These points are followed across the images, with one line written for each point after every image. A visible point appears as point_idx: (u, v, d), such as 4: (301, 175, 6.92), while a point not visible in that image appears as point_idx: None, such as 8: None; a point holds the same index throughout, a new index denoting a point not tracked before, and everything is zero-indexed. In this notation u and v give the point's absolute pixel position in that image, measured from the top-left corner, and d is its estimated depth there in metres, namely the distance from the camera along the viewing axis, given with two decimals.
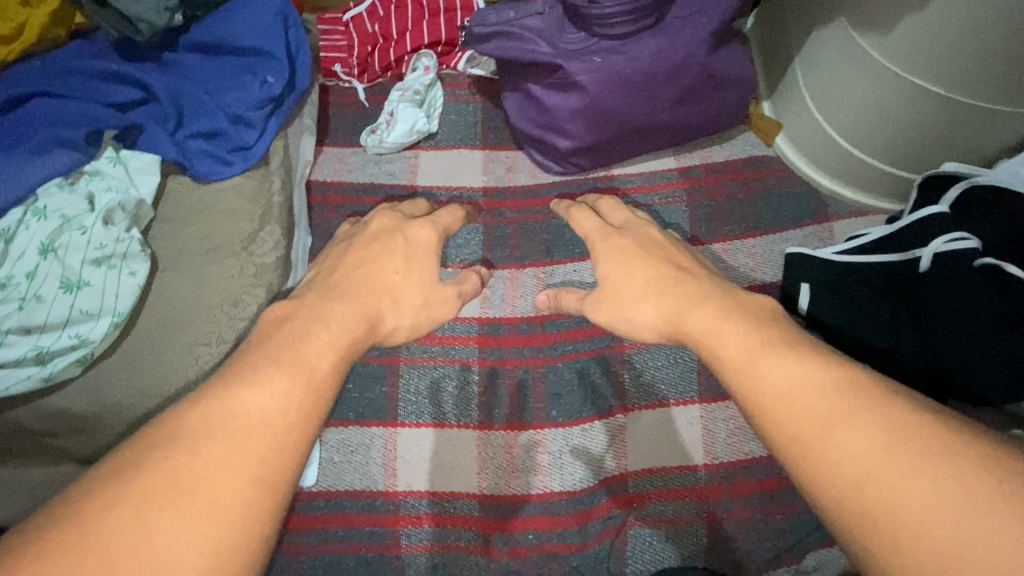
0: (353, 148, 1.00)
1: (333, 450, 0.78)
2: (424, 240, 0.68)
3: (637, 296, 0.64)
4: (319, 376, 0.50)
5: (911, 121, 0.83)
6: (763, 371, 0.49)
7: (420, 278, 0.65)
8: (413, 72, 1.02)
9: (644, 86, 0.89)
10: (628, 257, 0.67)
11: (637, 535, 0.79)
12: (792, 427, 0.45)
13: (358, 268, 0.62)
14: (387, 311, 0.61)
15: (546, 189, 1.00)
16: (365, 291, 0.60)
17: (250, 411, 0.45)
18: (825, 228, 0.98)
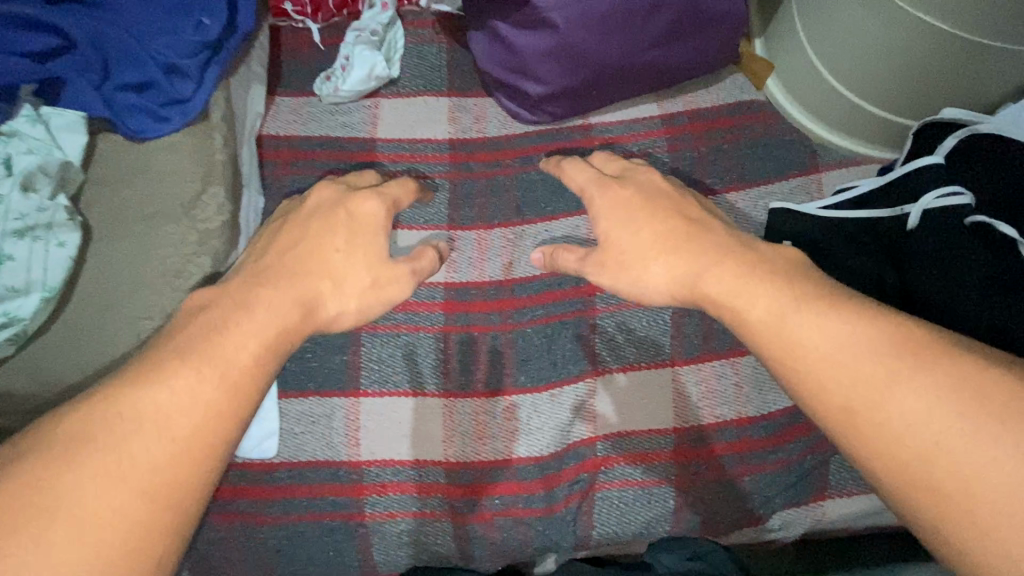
0: (307, 97, 0.92)
1: (293, 421, 0.77)
2: (369, 215, 0.69)
3: (649, 255, 0.66)
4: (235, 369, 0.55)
5: (910, 61, 0.76)
6: (805, 345, 0.54)
7: (365, 257, 0.66)
8: (369, 9, 0.92)
9: (621, 23, 0.81)
10: (645, 210, 0.69)
11: (605, 498, 0.79)
12: (843, 387, 0.51)
13: (297, 247, 0.66)
14: (326, 295, 0.64)
15: (518, 140, 0.93)
16: (304, 274, 0.64)
17: (147, 411, 0.51)
18: (813, 180, 0.91)
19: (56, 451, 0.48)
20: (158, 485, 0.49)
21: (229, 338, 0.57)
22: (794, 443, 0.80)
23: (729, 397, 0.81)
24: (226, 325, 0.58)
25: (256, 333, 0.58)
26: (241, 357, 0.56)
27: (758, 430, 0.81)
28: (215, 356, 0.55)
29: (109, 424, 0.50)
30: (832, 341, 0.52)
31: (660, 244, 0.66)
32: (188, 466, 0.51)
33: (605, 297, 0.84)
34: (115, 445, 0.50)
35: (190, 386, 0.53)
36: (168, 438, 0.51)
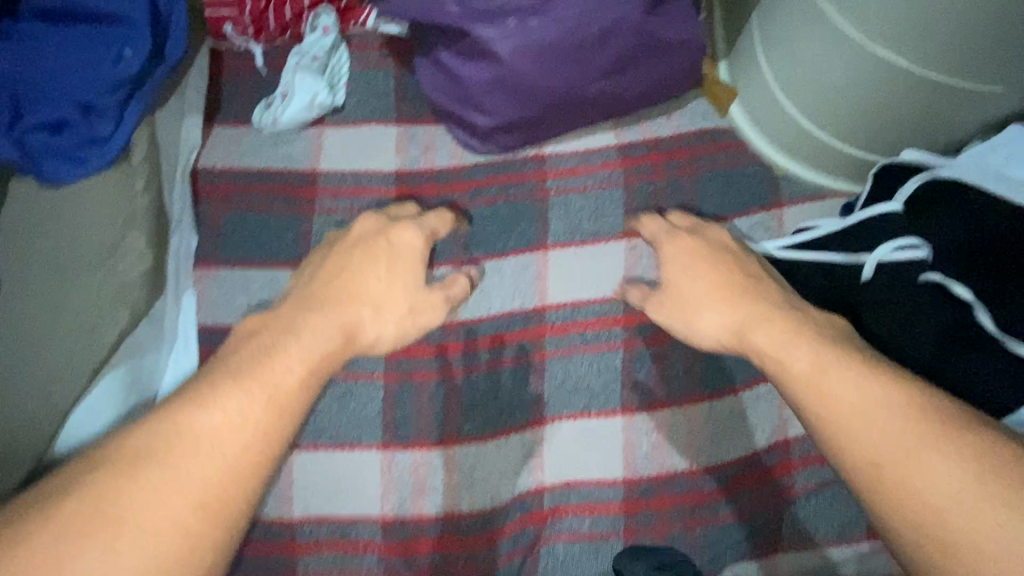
0: (245, 126, 0.87)
1: (301, 475, 0.75)
2: (410, 244, 0.70)
3: (702, 300, 0.67)
4: (282, 392, 0.53)
5: (872, 97, 0.72)
6: (831, 398, 0.53)
7: (406, 284, 0.67)
8: (310, 32, 0.87)
9: (571, 53, 0.76)
10: (698, 263, 0.69)
11: (550, 553, 0.77)
12: (864, 445, 0.49)
13: (338, 278, 0.65)
14: (366, 321, 0.63)
15: (467, 172, 0.89)
16: (343, 303, 0.63)
17: (199, 430, 0.49)
18: (773, 217, 0.87)
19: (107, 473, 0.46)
20: (211, 498, 0.47)
21: (276, 360, 0.55)
22: (746, 495, 0.78)
23: (680, 446, 0.79)
24: (277, 348, 0.56)
25: (302, 356, 0.56)
26: (288, 381, 0.54)
27: (709, 481, 0.78)
28: (264, 379, 0.53)
29: (167, 439, 0.48)
30: (872, 393, 0.51)
31: (710, 291, 0.66)
32: (238, 479, 0.49)
33: (554, 340, 0.82)
34: (173, 463, 0.47)
35: (239, 408, 0.51)
36: (216, 454, 0.49)
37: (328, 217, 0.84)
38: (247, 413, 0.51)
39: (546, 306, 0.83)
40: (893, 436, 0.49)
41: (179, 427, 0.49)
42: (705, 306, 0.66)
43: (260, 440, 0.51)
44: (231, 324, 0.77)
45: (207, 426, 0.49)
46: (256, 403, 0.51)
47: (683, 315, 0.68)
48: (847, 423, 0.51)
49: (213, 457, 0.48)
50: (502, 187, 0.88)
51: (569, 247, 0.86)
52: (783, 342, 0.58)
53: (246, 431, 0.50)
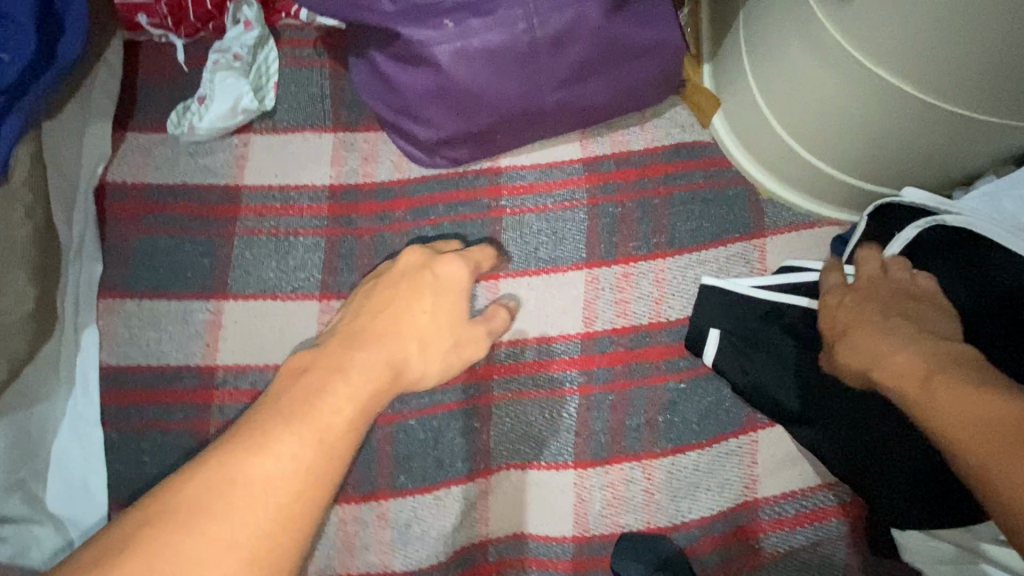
0: (161, 133, 0.78)
1: (347, 526, 0.71)
2: (454, 278, 0.62)
3: (845, 327, 0.59)
4: (333, 434, 0.44)
5: (872, 120, 0.61)
6: (943, 408, 0.46)
7: (448, 318, 0.59)
8: (232, 26, 0.76)
9: (522, 58, 0.66)
10: (850, 300, 0.60)
11: None
12: (981, 448, 0.43)
13: (384, 312, 0.57)
14: (413, 358, 0.55)
15: (412, 187, 0.79)
16: (393, 334, 0.54)
17: (253, 480, 0.39)
18: (755, 247, 0.77)
19: (151, 528, 0.37)
20: (267, 547, 0.38)
21: (326, 400, 0.45)
22: (710, 556, 0.71)
23: (637, 504, 0.72)
24: (323, 395, 0.45)
25: (351, 396, 0.46)
26: (338, 424, 0.44)
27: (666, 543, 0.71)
28: (315, 422, 0.43)
29: (222, 481, 0.39)
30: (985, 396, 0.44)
31: (856, 317, 0.58)
32: (288, 528, 0.39)
33: (503, 382, 0.74)
34: (230, 507, 0.38)
35: (293, 452, 0.41)
36: (271, 499, 0.39)
37: (249, 241, 0.75)
38: (302, 451, 0.41)
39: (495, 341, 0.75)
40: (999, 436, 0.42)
41: (233, 471, 0.39)
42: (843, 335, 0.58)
43: (313, 487, 0.41)
44: (137, 364, 0.69)
45: (261, 474, 0.39)
46: (309, 447, 0.42)
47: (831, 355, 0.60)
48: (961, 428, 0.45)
49: (269, 503, 0.39)
50: (451, 206, 0.79)
51: (523, 276, 0.77)
52: (911, 369, 0.50)
53: (305, 476, 0.41)
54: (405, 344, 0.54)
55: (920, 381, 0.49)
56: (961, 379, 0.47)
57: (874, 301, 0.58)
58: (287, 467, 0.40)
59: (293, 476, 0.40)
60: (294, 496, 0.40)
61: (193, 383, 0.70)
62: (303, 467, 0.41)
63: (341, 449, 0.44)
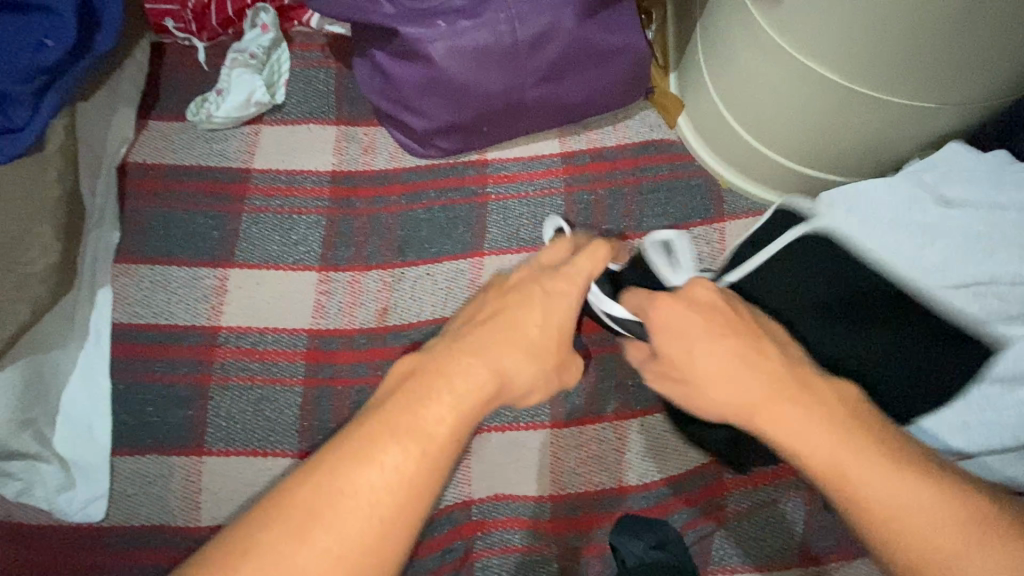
0: (180, 121, 0.86)
1: (479, 456, 0.77)
2: (569, 291, 0.53)
3: (707, 367, 0.48)
4: (436, 446, 0.42)
5: (810, 108, 0.70)
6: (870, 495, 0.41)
7: (556, 341, 0.52)
8: (250, 30, 0.86)
9: (505, 56, 0.75)
10: (689, 329, 0.50)
11: (483, 568, 0.74)
12: (916, 554, 0.39)
13: (490, 317, 0.51)
14: (519, 370, 0.49)
15: (407, 174, 0.87)
16: (498, 334, 0.49)
17: (361, 490, 0.39)
18: (716, 230, 0.86)
19: (264, 528, 0.38)
20: (368, 551, 0.38)
21: (429, 408, 0.43)
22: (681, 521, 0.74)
23: (609, 463, 0.77)
24: (428, 400, 0.44)
25: (453, 404, 0.44)
26: (441, 433, 0.43)
27: (640, 500, 0.75)
28: (416, 432, 0.42)
29: (329, 491, 0.40)
30: (904, 478, 0.41)
31: (720, 352, 0.48)
32: (384, 540, 0.39)
33: None
34: (335, 518, 0.39)
35: (397, 464, 0.40)
36: (375, 512, 0.39)
37: (256, 217, 0.82)
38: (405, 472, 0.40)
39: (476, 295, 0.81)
40: (929, 524, 0.40)
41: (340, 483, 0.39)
42: (710, 378, 0.48)
43: (416, 496, 0.40)
44: (146, 323, 0.75)
45: (368, 484, 0.40)
46: (412, 460, 0.41)
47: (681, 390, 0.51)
48: (887, 516, 0.40)
49: (374, 523, 0.39)
50: (441, 191, 0.86)
51: (505, 254, 0.84)
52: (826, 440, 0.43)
53: (406, 493, 0.40)
54: (513, 352, 0.49)
55: (826, 461, 0.42)
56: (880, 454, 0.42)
57: (727, 330, 0.49)
58: (390, 478, 0.40)
59: (396, 488, 0.40)
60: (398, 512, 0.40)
61: (197, 341, 0.75)
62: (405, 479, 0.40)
63: (445, 460, 0.42)
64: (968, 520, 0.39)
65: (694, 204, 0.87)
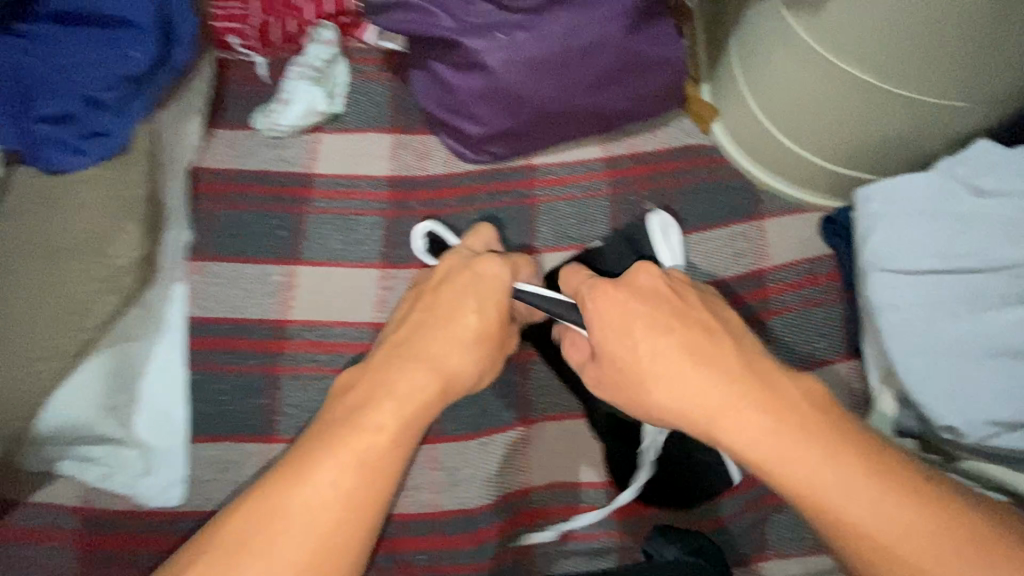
0: (244, 129, 0.90)
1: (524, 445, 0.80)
2: (493, 277, 0.63)
3: (652, 370, 0.52)
4: (373, 457, 0.50)
5: (845, 109, 0.76)
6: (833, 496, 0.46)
7: (481, 332, 0.60)
8: (312, 43, 0.91)
9: (558, 66, 0.81)
10: (628, 327, 0.54)
11: (544, 554, 0.77)
12: (873, 550, 0.44)
13: (429, 317, 0.60)
14: (457, 365, 0.58)
15: (458, 179, 0.92)
16: (434, 325, 0.59)
17: (299, 503, 0.48)
18: (755, 227, 0.90)
19: (229, 533, 0.47)
20: (315, 559, 0.47)
21: (370, 415, 0.52)
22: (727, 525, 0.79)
23: None
24: (371, 410, 0.52)
25: (394, 410, 0.52)
26: (378, 443, 0.50)
27: None
28: (352, 442, 0.50)
29: (278, 506, 0.48)
30: (865, 479, 0.45)
31: (665, 352, 0.52)
32: (330, 551, 0.47)
33: None
34: (280, 530, 0.47)
35: (334, 479, 0.48)
36: (322, 517, 0.47)
37: (320, 218, 0.86)
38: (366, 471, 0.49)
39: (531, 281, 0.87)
40: (888, 523, 0.44)
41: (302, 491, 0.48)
42: (664, 380, 0.51)
43: (364, 504, 0.49)
44: (217, 316, 0.79)
45: (313, 497, 0.48)
46: (352, 470, 0.49)
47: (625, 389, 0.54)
48: (847, 517, 0.45)
49: (316, 530, 0.47)
50: (492, 194, 0.91)
51: (555, 251, 0.89)
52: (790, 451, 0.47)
53: (344, 507, 0.48)
54: (448, 347, 0.58)
55: (791, 470, 0.46)
56: (844, 461, 0.46)
57: (673, 331, 0.52)
58: (333, 494, 0.48)
59: (335, 501, 0.48)
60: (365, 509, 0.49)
61: (267, 333, 0.78)
62: (374, 462, 0.50)
63: (382, 470, 0.50)
64: (929, 517, 0.44)
65: (733, 204, 0.91)
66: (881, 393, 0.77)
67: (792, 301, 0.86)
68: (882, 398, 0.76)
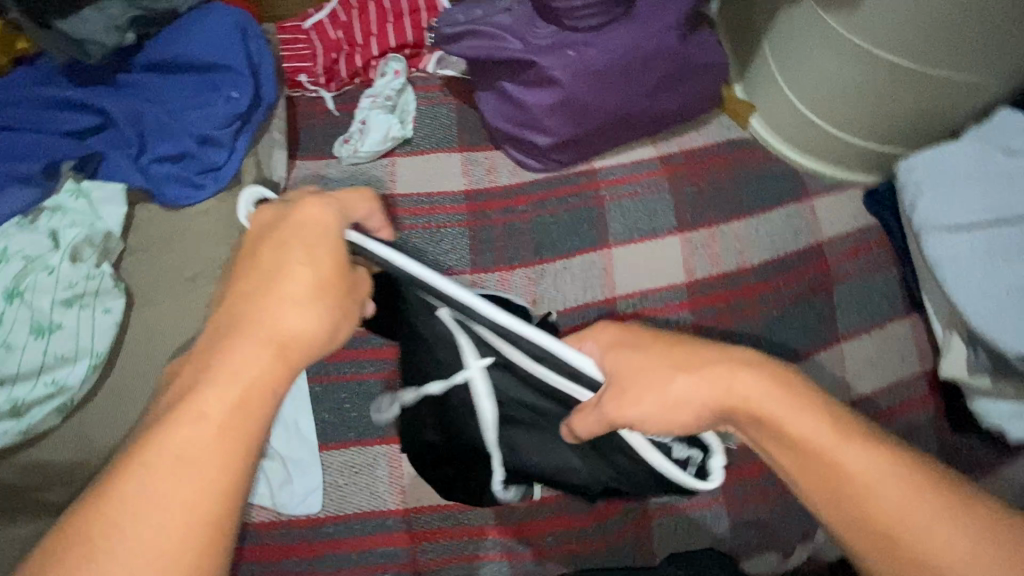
0: (326, 159, 0.97)
1: None
2: (317, 221, 0.47)
3: (666, 371, 0.49)
4: (211, 443, 0.40)
5: (883, 91, 0.84)
6: (876, 489, 0.43)
7: (315, 277, 0.46)
8: (381, 77, 1.00)
9: (619, 76, 0.88)
10: (642, 345, 0.52)
11: (662, 525, 0.83)
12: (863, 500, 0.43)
13: (258, 269, 0.46)
14: (295, 323, 0.45)
15: (528, 187, 0.98)
16: (258, 283, 0.45)
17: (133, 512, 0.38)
18: (805, 207, 0.99)
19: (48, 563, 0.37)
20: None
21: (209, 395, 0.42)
22: (787, 498, 0.84)
23: None
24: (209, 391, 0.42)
25: (231, 389, 0.42)
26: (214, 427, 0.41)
27: None
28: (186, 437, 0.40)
29: (109, 519, 0.38)
30: (845, 434, 0.45)
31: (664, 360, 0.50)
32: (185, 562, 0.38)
33: (628, 304, 0.93)
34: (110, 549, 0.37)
35: (190, 480, 0.39)
36: (165, 524, 0.38)
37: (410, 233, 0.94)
38: (210, 471, 0.40)
39: (615, 297, 0.93)
40: (877, 478, 0.43)
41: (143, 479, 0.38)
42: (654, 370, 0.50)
43: (221, 497, 0.40)
44: None
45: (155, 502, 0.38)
46: (199, 470, 0.39)
47: (627, 405, 0.48)
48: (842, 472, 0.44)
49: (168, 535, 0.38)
50: (561, 199, 0.98)
51: (630, 244, 0.96)
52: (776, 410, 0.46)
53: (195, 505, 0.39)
54: (283, 300, 0.45)
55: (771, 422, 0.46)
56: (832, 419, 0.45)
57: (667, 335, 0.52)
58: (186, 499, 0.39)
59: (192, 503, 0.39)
60: (202, 514, 0.39)
61: None
62: (213, 453, 0.40)
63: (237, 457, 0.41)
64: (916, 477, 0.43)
65: (781, 188, 1.00)
66: (948, 340, 0.85)
67: (852, 268, 0.95)
68: (952, 343, 0.84)
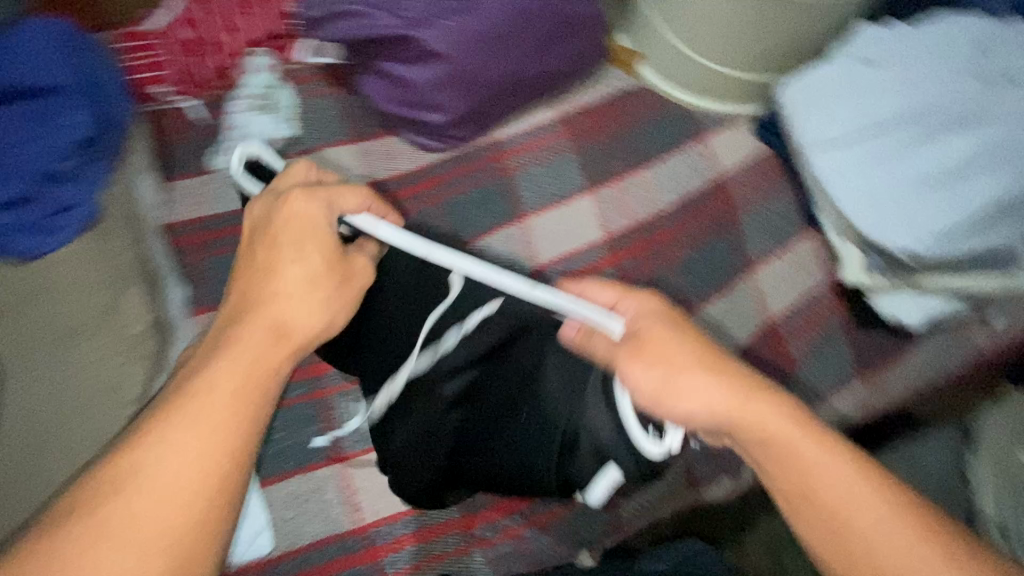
0: (204, 174, 0.86)
1: None
2: (303, 218, 0.61)
3: (690, 362, 0.56)
4: (221, 423, 0.50)
5: (748, 20, 0.91)
6: (848, 500, 0.52)
7: (315, 264, 0.60)
8: (253, 74, 0.92)
9: (502, 40, 0.85)
10: (673, 324, 0.58)
11: None
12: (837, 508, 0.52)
13: (257, 261, 0.60)
14: (290, 311, 0.58)
15: (433, 169, 0.94)
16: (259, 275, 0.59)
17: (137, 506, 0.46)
18: (702, 146, 1.01)
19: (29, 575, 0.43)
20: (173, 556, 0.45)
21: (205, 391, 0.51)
22: None
23: None
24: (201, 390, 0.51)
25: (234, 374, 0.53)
26: (222, 412, 0.50)
27: None
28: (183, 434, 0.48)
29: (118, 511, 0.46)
30: (837, 459, 0.53)
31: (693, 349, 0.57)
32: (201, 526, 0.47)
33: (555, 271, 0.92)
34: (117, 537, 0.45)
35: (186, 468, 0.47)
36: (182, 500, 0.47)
37: None
38: (208, 456, 0.48)
39: (541, 266, 0.92)
40: (854, 498, 0.52)
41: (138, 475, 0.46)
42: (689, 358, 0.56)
43: (229, 467, 0.49)
44: None
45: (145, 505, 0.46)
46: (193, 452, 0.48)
47: (638, 360, 0.57)
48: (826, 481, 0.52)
49: (185, 508, 0.46)
50: (468, 177, 0.95)
51: (547, 211, 0.95)
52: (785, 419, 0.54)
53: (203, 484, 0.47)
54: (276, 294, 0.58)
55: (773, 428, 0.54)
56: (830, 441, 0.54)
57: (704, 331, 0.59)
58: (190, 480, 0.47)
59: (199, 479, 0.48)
60: (218, 480, 0.48)
61: None
62: (208, 443, 0.49)
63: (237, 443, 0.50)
64: (891, 506, 0.51)
65: (678, 130, 1.02)
66: (847, 249, 0.90)
67: (755, 199, 0.99)
68: (848, 252, 0.90)
